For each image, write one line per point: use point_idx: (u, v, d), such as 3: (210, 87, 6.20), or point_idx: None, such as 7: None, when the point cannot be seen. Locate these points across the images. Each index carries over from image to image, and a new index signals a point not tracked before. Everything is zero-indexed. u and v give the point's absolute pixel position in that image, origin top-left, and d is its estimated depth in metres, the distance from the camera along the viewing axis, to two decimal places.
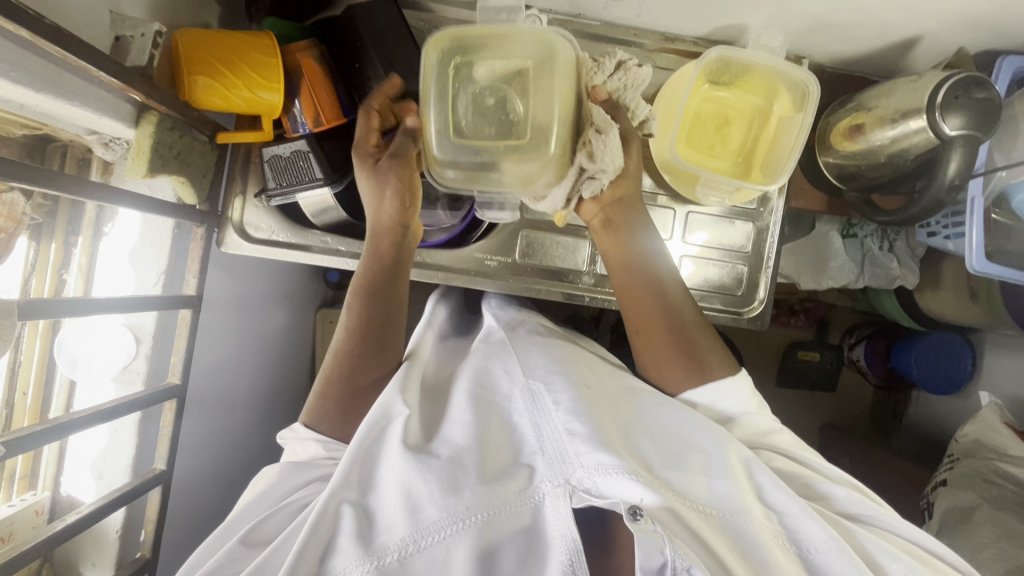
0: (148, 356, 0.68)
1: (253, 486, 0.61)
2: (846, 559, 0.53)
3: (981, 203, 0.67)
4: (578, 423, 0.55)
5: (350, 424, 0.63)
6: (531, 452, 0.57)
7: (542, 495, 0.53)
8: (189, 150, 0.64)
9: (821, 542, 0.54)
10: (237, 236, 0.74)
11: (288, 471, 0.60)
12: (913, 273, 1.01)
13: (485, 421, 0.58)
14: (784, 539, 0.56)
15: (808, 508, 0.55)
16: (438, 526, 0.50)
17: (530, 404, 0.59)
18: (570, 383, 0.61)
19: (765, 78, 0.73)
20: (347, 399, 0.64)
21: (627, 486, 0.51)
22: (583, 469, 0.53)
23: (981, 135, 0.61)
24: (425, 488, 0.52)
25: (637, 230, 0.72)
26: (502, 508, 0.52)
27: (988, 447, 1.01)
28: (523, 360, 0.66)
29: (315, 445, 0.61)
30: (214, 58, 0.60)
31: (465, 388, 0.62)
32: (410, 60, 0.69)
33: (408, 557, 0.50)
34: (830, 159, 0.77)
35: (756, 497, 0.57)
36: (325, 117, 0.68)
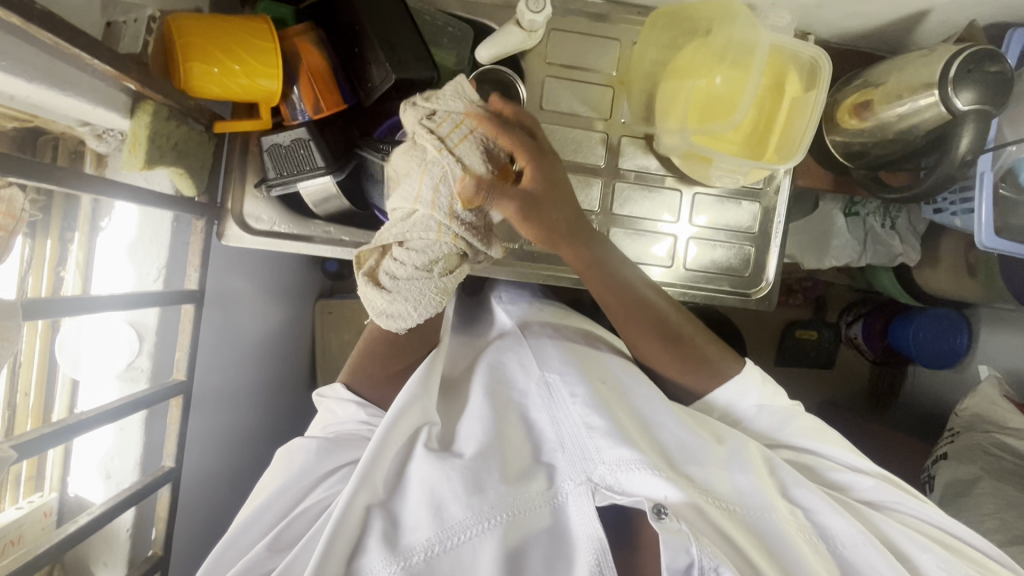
0: (152, 353, 0.67)
1: (283, 460, 0.60)
2: (875, 551, 0.55)
3: (990, 179, 0.67)
4: (595, 416, 0.57)
5: (389, 386, 0.66)
6: (552, 449, 0.58)
7: (565, 495, 0.55)
8: (186, 140, 0.62)
9: (848, 536, 0.57)
10: (238, 228, 0.71)
11: (324, 449, 0.60)
12: (915, 250, 1.01)
13: (503, 416, 0.60)
14: (813, 534, 0.58)
15: (834, 505, 0.58)
16: (464, 526, 0.51)
17: (546, 398, 0.61)
18: (586, 377, 0.62)
19: (772, 58, 0.72)
20: (389, 360, 0.66)
21: (650, 482, 0.53)
22: (605, 465, 0.55)
23: (993, 110, 0.60)
24: (449, 486, 0.53)
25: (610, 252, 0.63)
26: (528, 506, 0.53)
27: (988, 420, 1.03)
28: (538, 351, 0.66)
29: (355, 409, 0.63)
30: (209, 44, 0.58)
31: (480, 385, 0.63)
32: (410, 44, 0.67)
33: (435, 556, 0.51)
34: (837, 138, 0.76)
35: (782, 495, 0.60)
36: (326, 105, 0.66)
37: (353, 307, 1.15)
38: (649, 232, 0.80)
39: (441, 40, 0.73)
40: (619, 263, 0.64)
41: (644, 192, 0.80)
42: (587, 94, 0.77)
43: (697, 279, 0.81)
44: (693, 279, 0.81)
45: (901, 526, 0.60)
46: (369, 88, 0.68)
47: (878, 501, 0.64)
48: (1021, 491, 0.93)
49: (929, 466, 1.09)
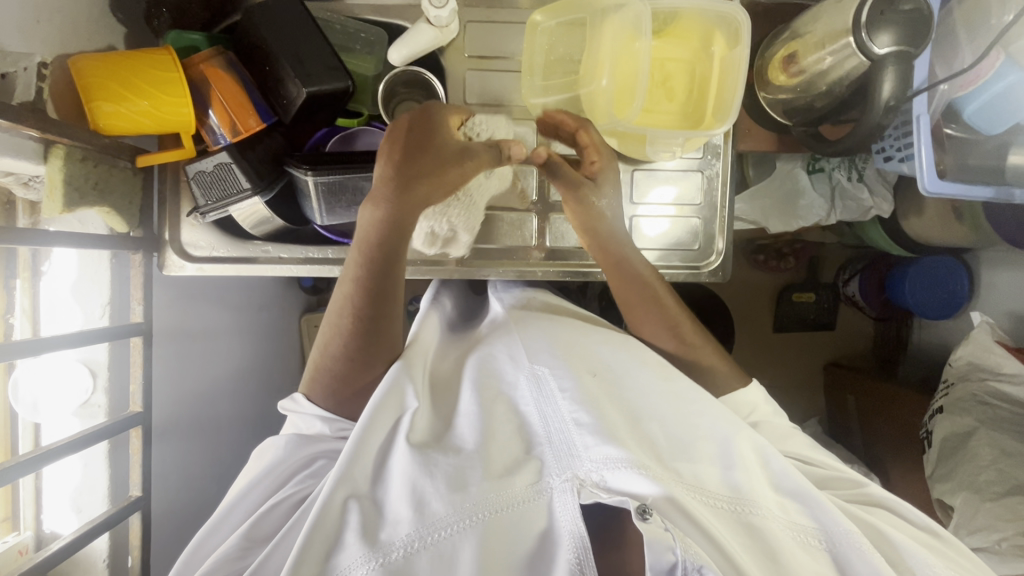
0: (106, 389, 0.68)
1: (259, 458, 0.63)
2: (861, 551, 0.54)
3: (927, 120, 0.63)
4: (584, 413, 0.57)
5: (347, 399, 0.65)
6: (539, 445, 0.58)
7: (551, 491, 0.54)
8: (108, 179, 0.63)
9: (838, 535, 0.55)
10: (178, 258, 0.73)
11: (297, 444, 0.62)
12: (887, 200, 0.98)
13: (490, 411, 0.60)
14: (807, 533, 0.57)
15: (827, 502, 0.56)
16: (445, 523, 0.52)
17: (537, 392, 0.61)
18: (575, 372, 0.62)
19: (696, 21, 0.71)
20: (350, 377, 0.64)
21: (636, 481, 0.51)
22: (591, 462, 0.54)
23: (914, 51, 0.57)
24: (431, 483, 0.53)
25: (629, 265, 0.74)
26: (512, 505, 0.53)
27: (982, 368, 0.96)
28: (525, 344, 0.67)
29: (320, 423, 0.64)
30: (112, 83, 0.59)
31: (469, 382, 0.65)
32: (318, 55, 0.67)
33: (413, 554, 0.51)
34: (774, 96, 0.73)
35: (771, 486, 0.58)
36: (241, 126, 0.67)
37: None
38: None
39: (353, 45, 0.73)
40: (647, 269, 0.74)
41: None
42: (511, 84, 0.76)
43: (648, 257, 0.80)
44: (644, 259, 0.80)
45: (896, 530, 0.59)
46: (286, 104, 0.68)
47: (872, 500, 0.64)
48: (1017, 439, 0.90)
49: (927, 423, 1.03)
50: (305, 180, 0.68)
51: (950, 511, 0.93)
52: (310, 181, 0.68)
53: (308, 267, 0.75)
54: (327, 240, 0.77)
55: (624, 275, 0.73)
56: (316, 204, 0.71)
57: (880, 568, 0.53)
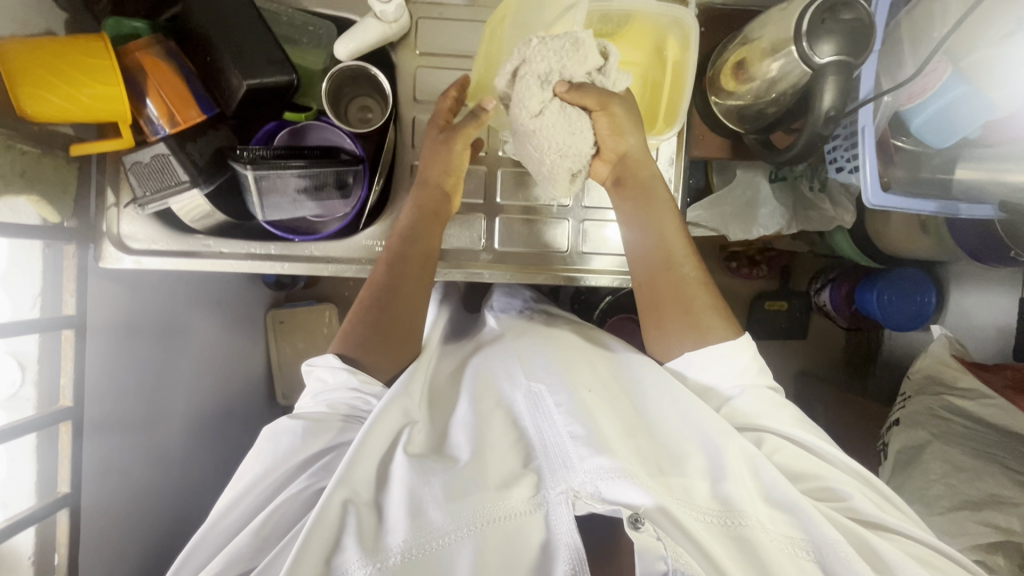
0: (36, 382, 0.67)
1: (269, 442, 0.60)
2: (852, 563, 0.53)
3: (871, 132, 0.62)
4: (577, 425, 0.57)
5: (375, 348, 0.67)
6: (537, 459, 0.58)
7: (547, 504, 0.53)
8: (37, 166, 0.62)
9: (828, 545, 0.54)
10: (116, 250, 0.71)
11: (309, 430, 0.60)
12: (848, 211, 0.97)
13: (486, 424, 0.61)
14: (798, 544, 0.55)
15: (812, 510, 0.55)
16: (443, 531, 0.51)
17: (534, 410, 0.62)
18: (570, 385, 0.62)
19: (650, 23, 0.70)
20: (381, 329, 0.68)
21: (629, 491, 0.51)
22: (584, 474, 0.53)
23: (855, 61, 0.56)
24: (430, 492, 0.53)
25: (646, 194, 0.72)
26: (510, 517, 0.53)
27: (938, 380, 0.97)
28: (526, 361, 0.68)
29: (345, 375, 0.64)
30: (40, 69, 0.57)
31: (467, 394, 0.66)
32: (261, 47, 0.65)
33: (412, 559, 0.50)
34: (724, 103, 0.73)
35: (763, 498, 0.58)
36: (180, 117, 0.65)
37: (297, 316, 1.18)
38: (592, 220, 0.80)
39: (299, 38, 0.72)
40: (653, 204, 0.72)
41: None
42: None
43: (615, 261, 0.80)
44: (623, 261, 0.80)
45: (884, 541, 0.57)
46: (227, 96, 0.67)
47: (865, 516, 0.60)
48: (968, 454, 0.91)
49: (883, 435, 1.04)
50: (245, 175, 0.67)
51: None
52: (249, 176, 0.67)
53: (250, 262, 0.74)
54: (273, 236, 0.76)
55: (642, 197, 0.72)
56: (254, 199, 0.70)
57: None
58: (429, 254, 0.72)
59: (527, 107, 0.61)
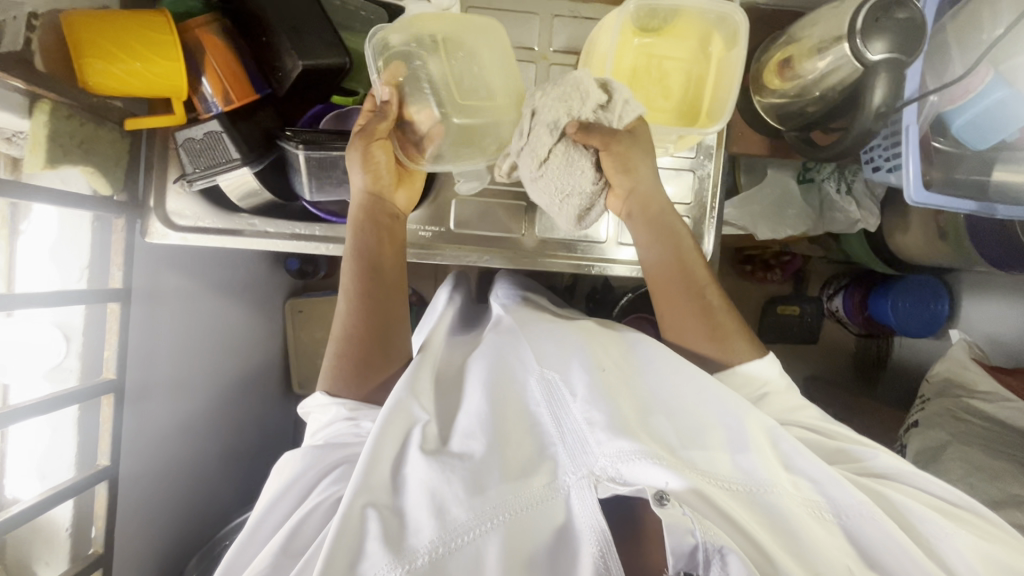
0: (80, 353, 0.67)
1: (280, 470, 0.60)
2: (881, 524, 0.55)
3: (916, 130, 0.64)
4: (596, 411, 0.56)
5: (368, 381, 0.66)
6: (553, 443, 0.58)
7: (568, 487, 0.54)
8: (93, 138, 0.62)
9: (851, 507, 0.56)
10: (162, 226, 0.72)
11: (317, 454, 0.59)
12: (872, 214, 1.00)
13: (501, 410, 0.59)
14: (819, 507, 0.57)
15: (837, 475, 0.57)
16: (466, 527, 0.51)
17: (548, 395, 0.61)
18: (587, 368, 0.61)
19: (696, 20, 0.72)
20: (371, 360, 0.66)
21: (650, 471, 0.52)
22: (604, 457, 0.54)
23: (905, 59, 0.58)
24: (450, 488, 0.52)
25: (661, 218, 0.72)
26: (533, 504, 0.53)
27: (959, 385, 1.00)
28: (535, 346, 0.66)
29: (335, 409, 0.63)
30: (105, 42, 0.58)
31: (479, 382, 0.63)
32: (317, 30, 0.67)
33: (440, 558, 0.50)
34: (767, 100, 0.74)
35: (784, 468, 0.59)
36: (235, 95, 0.66)
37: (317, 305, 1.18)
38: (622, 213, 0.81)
39: (354, 24, 0.73)
40: (670, 231, 0.72)
41: None
42: None
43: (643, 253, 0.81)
44: None
45: (905, 495, 0.59)
46: (280, 77, 0.67)
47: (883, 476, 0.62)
48: (988, 455, 0.92)
49: (901, 435, 1.06)
50: (296, 154, 0.68)
51: None
52: (301, 156, 0.68)
53: (294, 242, 0.75)
54: (317, 218, 0.76)
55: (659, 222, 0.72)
56: (304, 178, 0.71)
57: (894, 532, 0.54)
58: (384, 260, 0.68)
59: (536, 155, 0.63)
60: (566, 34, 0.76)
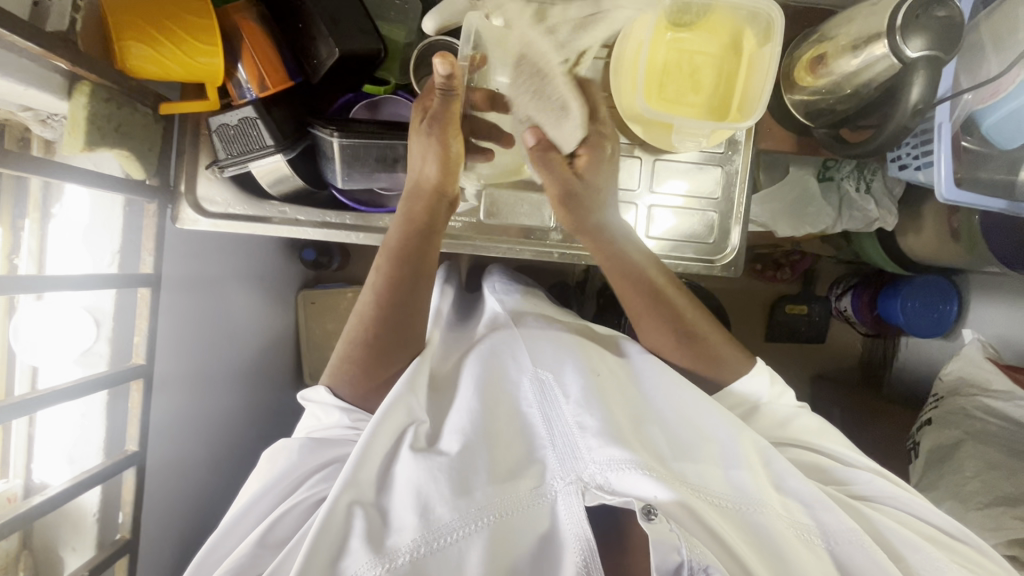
0: (110, 338, 0.67)
1: (267, 463, 0.61)
2: (864, 549, 0.56)
3: (949, 128, 0.66)
4: (588, 416, 0.57)
5: (369, 387, 0.65)
6: (543, 449, 0.58)
7: (555, 493, 0.54)
8: (130, 122, 0.62)
9: (841, 534, 0.56)
10: (193, 212, 0.71)
11: (306, 448, 0.60)
12: (892, 214, 1.00)
13: (493, 412, 0.60)
14: (810, 532, 0.57)
15: (824, 496, 0.58)
16: (449, 528, 0.51)
17: (541, 397, 0.61)
18: (581, 373, 0.62)
19: (730, 15, 0.72)
20: (372, 368, 0.64)
21: (640, 483, 0.52)
22: (594, 464, 0.54)
23: (944, 57, 0.58)
24: (436, 488, 0.52)
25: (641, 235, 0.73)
26: (518, 508, 0.53)
27: (972, 383, 1.00)
28: (532, 348, 0.67)
29: (339, 415, 0.63)
30: (146, 23, 0.58)
31: (471, 380, 0.64)
32: (353, 17, 0.66)
33: (421, 558, 0.50)
34: (798, 97, 0.74)
35: (775, 488, 0.59)
36: (270, 81, 0.65)
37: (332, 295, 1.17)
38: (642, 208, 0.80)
39: (387, 13, 0.73)
40: (636, 262, 0.71)
41: None
42: None
43: (665, 247, 0.80)
44: (660, 247, 0.80)
45: (891, 521, 0.61)
46: (315, 64, 0.67)
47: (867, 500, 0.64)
48: (1002, 453, 0.92)
49: (914, 433, 1.07)
50: (330, 141, 0.67)
51: None
52: (336, 143, 0.67)
53: (325, 231, 0.75)
54: (347, 207, 0.76)
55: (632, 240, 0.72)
56: (336, 166, 0.70)
57: (883, 563, 0.55)
58: (429, 256, 0.68)
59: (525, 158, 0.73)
60: None
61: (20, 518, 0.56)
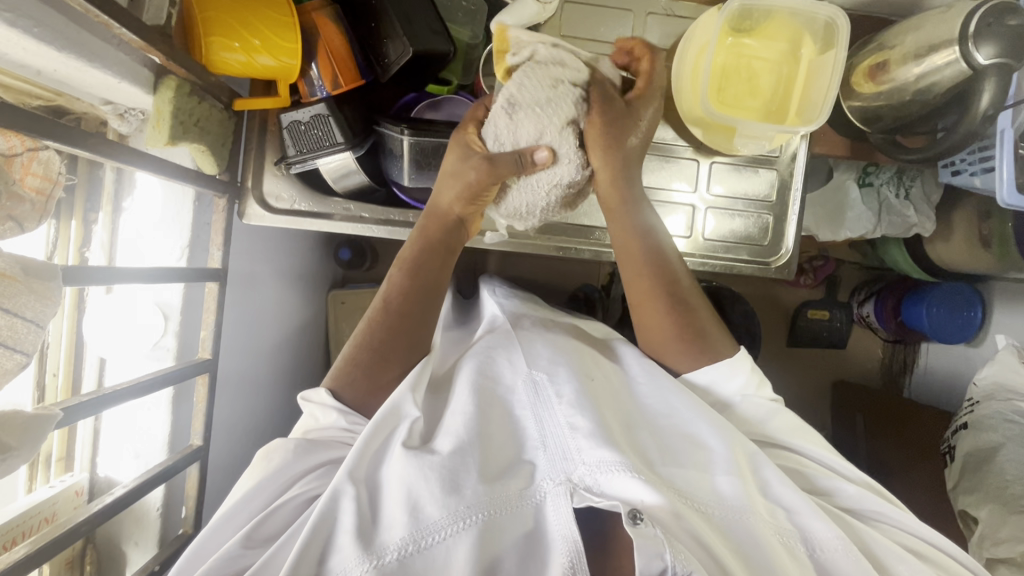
0: (177, 332, 0.67)
1: (259, 462, 0.57)
2: (851, 558, 0.54)
3: (1010, 135, 0.66)
4: (580, 418, 0.56)
5: (373, 395, 0.63)
6: (533, 449, 0.57)
7: (542, 495, 0.53)
8: (207, 117, 0.62)
9: (829, 541, 0.55)
10: (259, 207, 0.71)
11: (301, 450, 0.57)
12: (930, 220, 1.00)
13: (487, 414, 0.58)
14: (793, 538, 0.56)
15: (815, 505, 0.56)
16: (439, 526, 0.49)
17: (534, 398, 0.60)
18: (575, 376, 0.61)
19: (788, 23, 0.73)
20: (376, 370, 0.63)
21: (629, 485, 0.52)
22: (585, 466, 0.54)
23: (1015, 64, 0.60)
24: (427, 486, 0.51)
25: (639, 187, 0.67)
26: (506, 508, 0.52)
27: (1007, 388, 1.01)
28: (526, 350, 0.66)
29: (335, 415, 0.60)
30: (232, 20, 0.59)
31: (467, 380, 0.62)
32: (425, 17, 0.67)
33: (408, 557, 0.48)
34: (854, 103, 0.76)
35: (762, 494, 0.58)
36: (343, 80, 0.66)
37: (368, 295, 1.17)
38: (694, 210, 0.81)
39: (456, 15, 0.74)
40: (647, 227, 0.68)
41: (662, 162, 0.80)
42: None
43: (716, 249, 0.82)
44: (711, 249, 0.82)
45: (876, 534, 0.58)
46: (386, 63, 0.68)
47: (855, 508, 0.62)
48: None
49: (948, 437, 1.07)
50: (400, 139, 0.69)
51: (973, 524, 0.94)
52: (406, 141, 0.69)
53: (388, 228, 0.75)
54: (407, 205, 0.76)
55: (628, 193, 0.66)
56: (404, 164, 0.71)
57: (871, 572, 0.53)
58: (438, 281, 0.67)
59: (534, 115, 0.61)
60: (659, 32, 0.78)
61: (88, 520, 0.53)
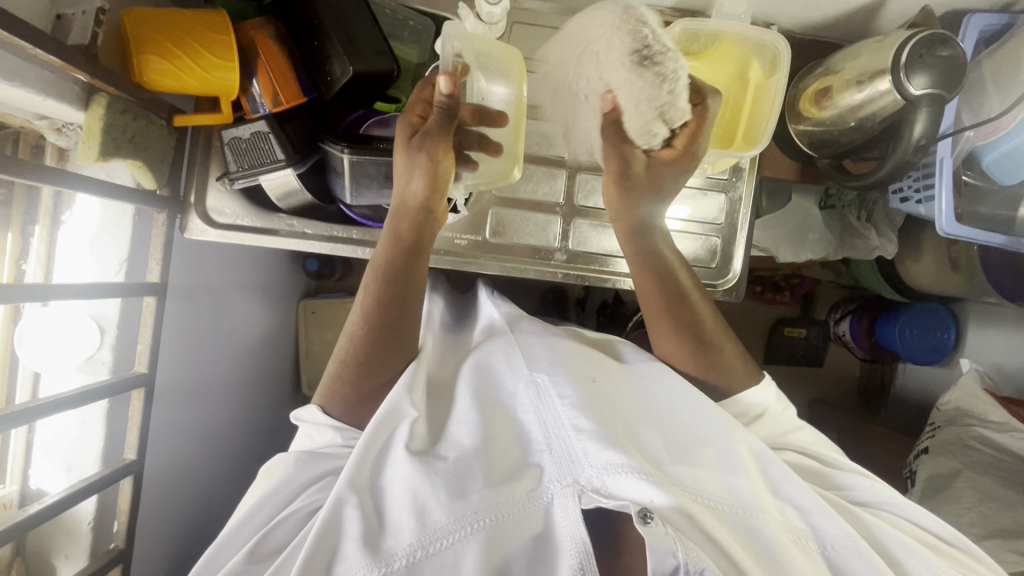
0: (113, 345, 0.67)
1: (266, 475, 0.59)
2: (863, 555, 0.54)
3: (950, 164, 0.67)
4: (583, 419, 0.54)
5: (362, 406, 0.62)
6: (538, 451, 0.56)
7: (550, 497, 0.52)
8: (143, 134, 0.63)
9: (838, 538, 0.55)
10: (201, 222, 0.72)
11: (303, 461, 0.58)
12: (892, 241, 0.98)
13: (492, 420, 0.58)
14: (805, 537, 0.55)
15: (824, 504, 0.56)
16: (446, 531, 0.50)
17: (535, 399, 0.58)
18: (576, 378, 0.59)
19: (737, 46, 0.73)
20: (360, 383, 0.62)
21: (638, 486, 0.50)
22: (591, 468, 0.52)
23: (945, 94, 0.60)
24: (432, 491, 0.51)
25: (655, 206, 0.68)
26: (512, 511, 0.51)
27: (968, 414, 0.98)
28: (524, 350, 0.63)
29: (332, 433, 0.60)
30: (164, 39, 0.59)
31: (467, 388, 0.61)
32: (369, 37, 0.67)
33: (416, 563, 0.49)
34: (801, 127, 0.76)
35: (771, 493, 0.57)
36: (283, 97, 0.66)
37: (334, 306, 1.16)
38: None
39: (400, 32, 0.75)
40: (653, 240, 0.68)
41: None
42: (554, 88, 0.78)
43: None
44: None
45: (890, 528, 0.58)
46: (329, 81, 0.68)
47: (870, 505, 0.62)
48: (1002, 485, 0.89)
49: (911, 461, 1.04)
50: (340, 156, 0.67)
51: None
52: (345, 158, 0.67)
53: (332, 245, 0.76)
54: (353, 221, 0.77)
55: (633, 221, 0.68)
56: (346, 182, 0.70)
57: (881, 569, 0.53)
58: (416, 283, 0.65)
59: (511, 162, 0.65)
60: None
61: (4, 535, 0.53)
